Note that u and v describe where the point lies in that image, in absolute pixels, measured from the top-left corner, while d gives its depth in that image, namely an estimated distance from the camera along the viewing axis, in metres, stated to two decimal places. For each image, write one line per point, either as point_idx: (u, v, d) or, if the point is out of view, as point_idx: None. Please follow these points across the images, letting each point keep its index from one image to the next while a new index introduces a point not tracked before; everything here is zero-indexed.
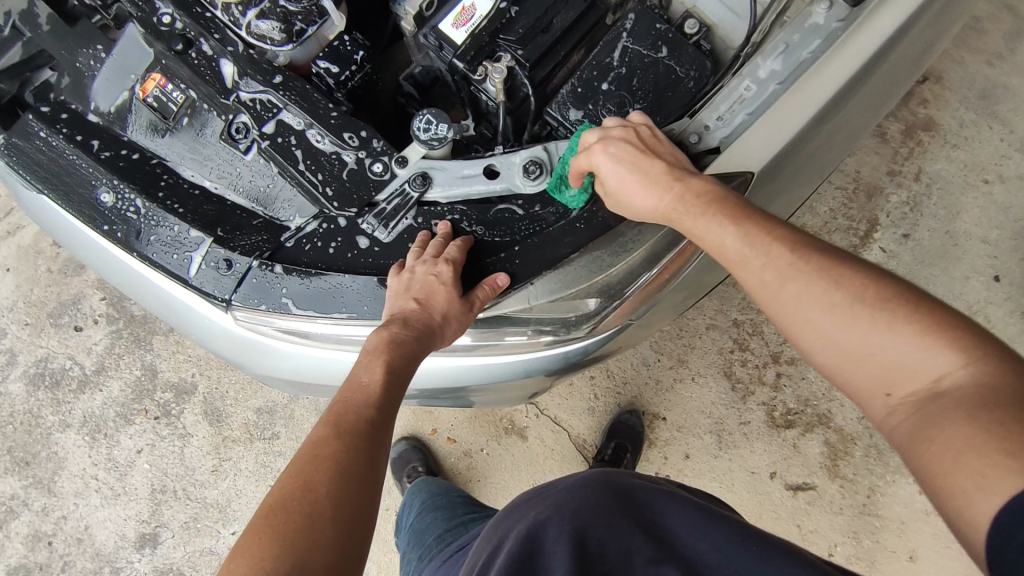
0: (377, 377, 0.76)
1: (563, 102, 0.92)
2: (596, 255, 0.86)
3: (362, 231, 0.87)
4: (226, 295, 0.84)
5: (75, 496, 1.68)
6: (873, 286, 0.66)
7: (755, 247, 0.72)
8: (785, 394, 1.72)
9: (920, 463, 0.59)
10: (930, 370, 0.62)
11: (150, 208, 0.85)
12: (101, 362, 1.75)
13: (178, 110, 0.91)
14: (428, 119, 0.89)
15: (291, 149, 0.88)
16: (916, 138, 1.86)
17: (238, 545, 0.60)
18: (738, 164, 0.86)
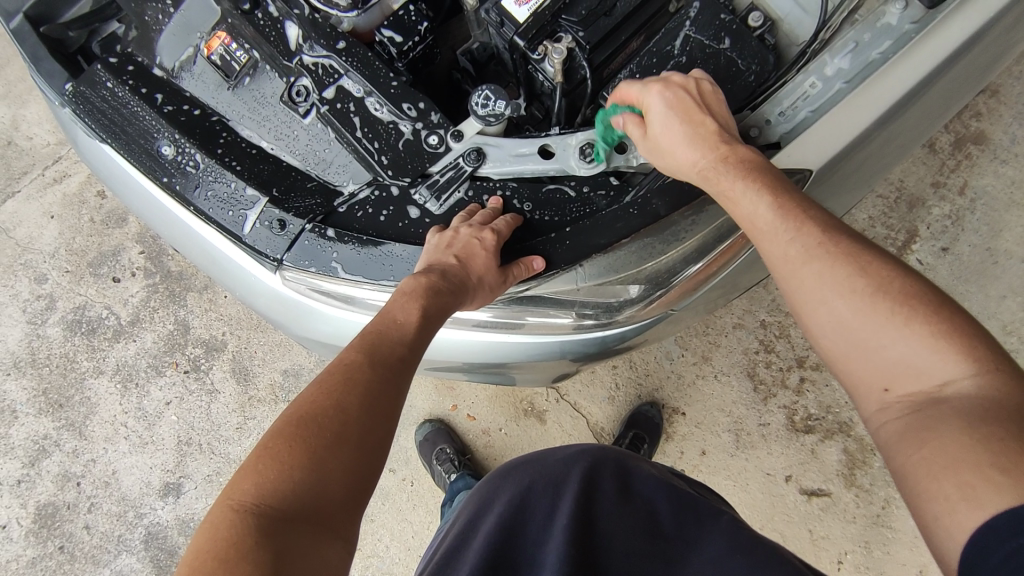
0: (412, 317, 0.78)
1: (621, 87, 0.93)
2: (647, 242, 0.87)
3: (414, 202, 0.88)
4: (277, 255, 0.86)
5: (105, 441, 1.73)
6: (897, 282, 0.68)
7: (786, 227, 0.74)
8: (807, 399, 1.72)
9: (904, 465, 0.62)
10: (934, 374, 0.64)
11: (209, 164, 0.87)
12: (137, 313, 1.80)
13: (241, 69, 0.92)
14: (486, 95, 0.89)
15: (349, 115, 0.89)
16: (965, 150, 1.82)
17: (265, 450, 0.64)
18: (798, 161, 0.85)
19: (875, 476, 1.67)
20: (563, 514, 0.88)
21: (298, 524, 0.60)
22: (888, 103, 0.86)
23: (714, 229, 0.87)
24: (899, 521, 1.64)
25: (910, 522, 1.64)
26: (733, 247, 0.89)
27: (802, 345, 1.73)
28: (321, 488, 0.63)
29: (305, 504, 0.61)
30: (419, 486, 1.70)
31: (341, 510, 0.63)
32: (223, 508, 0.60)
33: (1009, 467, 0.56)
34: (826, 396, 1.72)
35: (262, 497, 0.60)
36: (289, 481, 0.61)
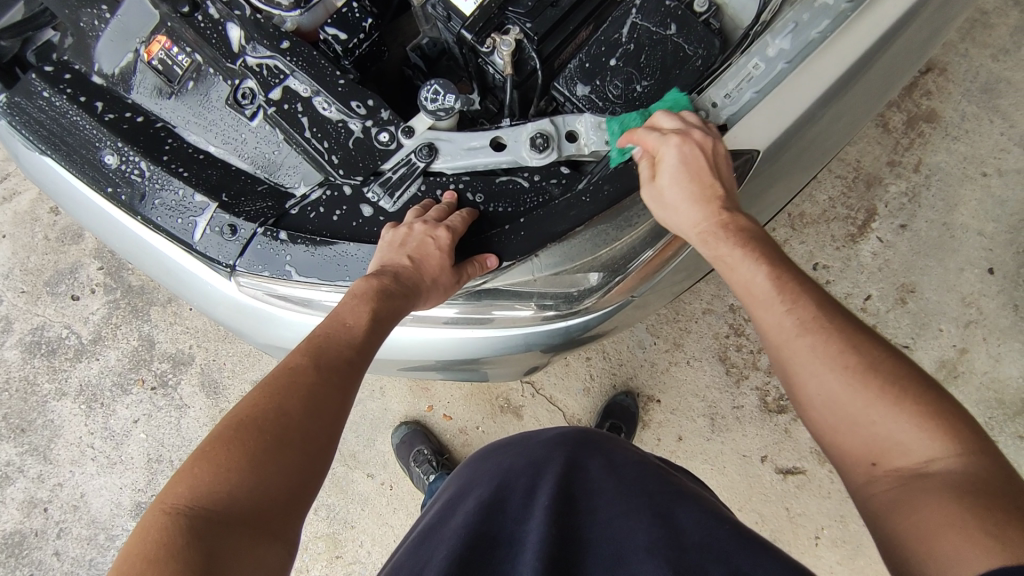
0: (362, 321, 0.77)
1: (571, 77, 0.92)
2: (602, 229, 0.87)
3: (367, 200, 0.87)
4: (230, 261, 0.84)
5: (71, 464, 1.68)
6: (888, 358, 0.69)
7: (777, 296, 0.73)
8: (778, 379, 1.74)
9: (893, 535, 0.62)
10: (920, 452, 0.64)
11: (155, 171, 0.85)
12: (98, 331, 1.75)
13: (184, 74, 0.90)
14: (435, 89, 0.89)
15: (297, 116, 0.88)
16: (917, 129, 1.87)
17: (203, 451, 0.64)
18: (743, 143, 0.86)
19: None
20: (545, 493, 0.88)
21: (232, 525, 0.60)
22: (830, 80, 0.87)
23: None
24: None
25: None
26: None
27: None
28: (259, 490, 0.63)
29: (242, 509, 0.61)
30: (399, 489, 1.68)
31: (279, 513, 0.63)
32: (155, 510, 0.60)
33: (1001, 537, 0.57)
34: None
35: (196, 499, 0.60)
36: (226, 483, 0.62)
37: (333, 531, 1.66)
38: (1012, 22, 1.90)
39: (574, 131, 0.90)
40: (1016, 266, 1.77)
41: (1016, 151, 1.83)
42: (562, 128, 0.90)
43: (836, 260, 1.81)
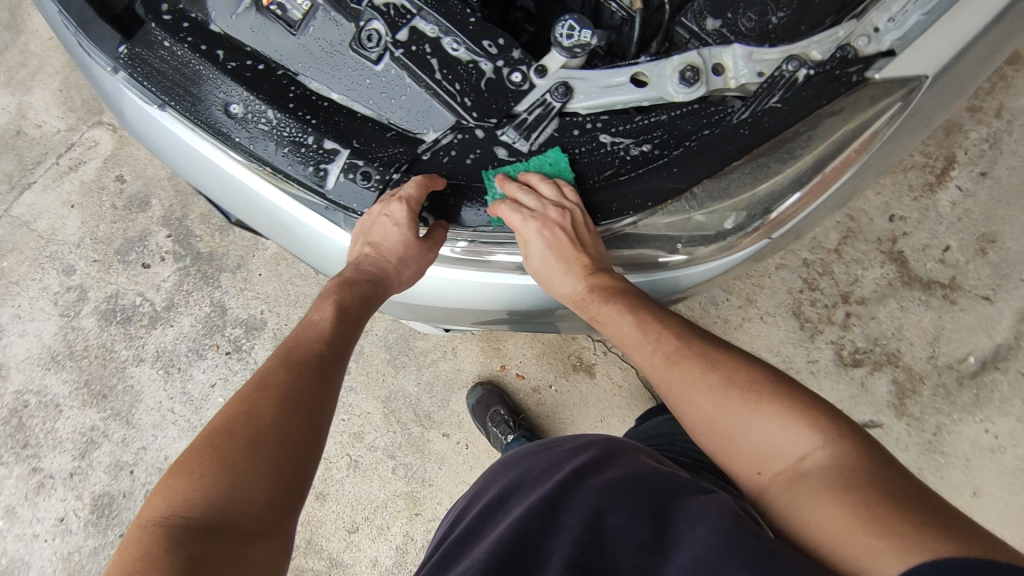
0: (327, 315, 0.88)
1: (700, 11, 0.91)
2: (761, 162, 0.85)
3: (501, 142, 0.86)
4: (366, 209, 0.84)
5: (153, 428, 1.72)
6: (739, 372, 0.82)
7: (650, 335, 0.87)
8: (853, 333, 1.73)
9: (798, 532, 0.71)
10: (797, 450, 0.75)
11: (282, 120, 0.83)
12: (171, 298, 1.77)
13: (304, 18, 0.87)
14: (571, 25, 0.86)
15: (427, 57, 0.86)
16: (999, 72, 1.80)
17: (181, 464, 0.71)
18: (910, 69, 0.82)
19: (926, 404, 1.70)
20: (573, 512, 0.81)
21: (213, 527, 0.66)
22: (991, 10, 0.84)
23: (833, 142, 0.84)
24: (951, 446, 1.69)
25: (961, 446, 1.68)
26: (849, 161, 0.85)
27: (845, 281, 1.74)
28: (237, 493, 0.69)
29: (224, 509, 0.67)
30: (475, 448, 1.70)
31: (260, 511, 0.69)
32: (135, 526, 0.65)
33: (880, 519, 0.65)
34: (872, 329, 1.73)
35: (171, 509, 0.66)
36: (203, 487, 0.68)
37: (412, 489, 1.68)
38: None
39: (720, 63, 0.88)
40: None
41: None
42: (708, 60, 0.88)
43: (913, 212, 1.76)
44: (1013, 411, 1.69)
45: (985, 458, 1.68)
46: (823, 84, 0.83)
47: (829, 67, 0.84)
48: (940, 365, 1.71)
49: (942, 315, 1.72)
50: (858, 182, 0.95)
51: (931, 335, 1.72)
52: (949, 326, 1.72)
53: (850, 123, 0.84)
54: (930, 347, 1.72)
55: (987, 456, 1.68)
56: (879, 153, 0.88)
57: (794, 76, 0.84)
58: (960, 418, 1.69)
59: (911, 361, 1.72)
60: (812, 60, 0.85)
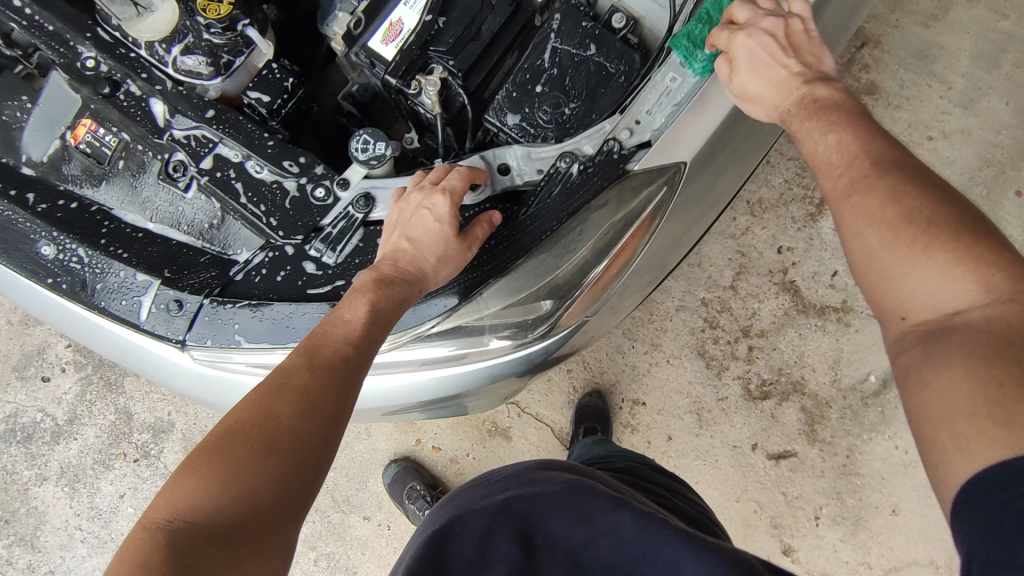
0: (358, 316, 0.80)
1: (500, 109, 0.93)
2: (541, 258, 0.90)
3: (310, 256, 0.87)
4: (180, 336, 0.85)
5: (61, 549, 1.66)
6: (933, 209, 0.68)
7: (841, 156, 0.75)
8: (758, 366, 1.76)
9: (916, 406, 0.64)
10: (948, 304, 0.65)
11: (93, 256, 0.86)
12: (73, 410, 1.72)
13: (112, 154, 0.90)
14: (365, 139, 0.89)
15: (230, 182, 0.88)
16: None
17: (193, 461, 0.69)
18: (666, 158, 0.89)
19: (836, 428, 1.73)
20: (505, 541, 0.85)
21: (211, 535, 0.64)
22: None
23: (599, 236, 0.89)
24: (865, 466, 1.71)
25: (875, 465, 1.71)
26: (625, 249, 0.90)
27: (743, 316, 1.77)
28: (242, 500, 0.67)
29: (225, 516, 0.65)
30: (397, 528, 1.68)
31: (261, 518, 0.66)
32: (142, 525, 0.66)
33: (1002, 417, 0.57)
34: (775, 360, 1.76)
35: (178, 512, 0.66)
36: (206, 494, 0.66)
37: None
38: None
39: (506, 164, 0.93)
40: None
41: (958, 111, 1.82)
42: (494, 162, 0.93)
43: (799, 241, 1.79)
44: None
45: (899, 475, 1.70)
46: (598, 175, 0.90)
47: (599, 160, 0.90)
48: (844, 388, 1.74)
49: (838, 337, 1.75)
50: (647, 275, 0.98)
51: (832, 359, 1.75)
52: (848, 348, 1.75)
53: (619, 215, 0.89)
54: (832, 371, 1.75)
55: (902, 472, 1.70)
56: (654, 246, 0.93)
57: (568, 172, 0.90)
58: (870, 437, 1.72)
59: (816, 387, 1.75)
60: (585, 155, 0.91)
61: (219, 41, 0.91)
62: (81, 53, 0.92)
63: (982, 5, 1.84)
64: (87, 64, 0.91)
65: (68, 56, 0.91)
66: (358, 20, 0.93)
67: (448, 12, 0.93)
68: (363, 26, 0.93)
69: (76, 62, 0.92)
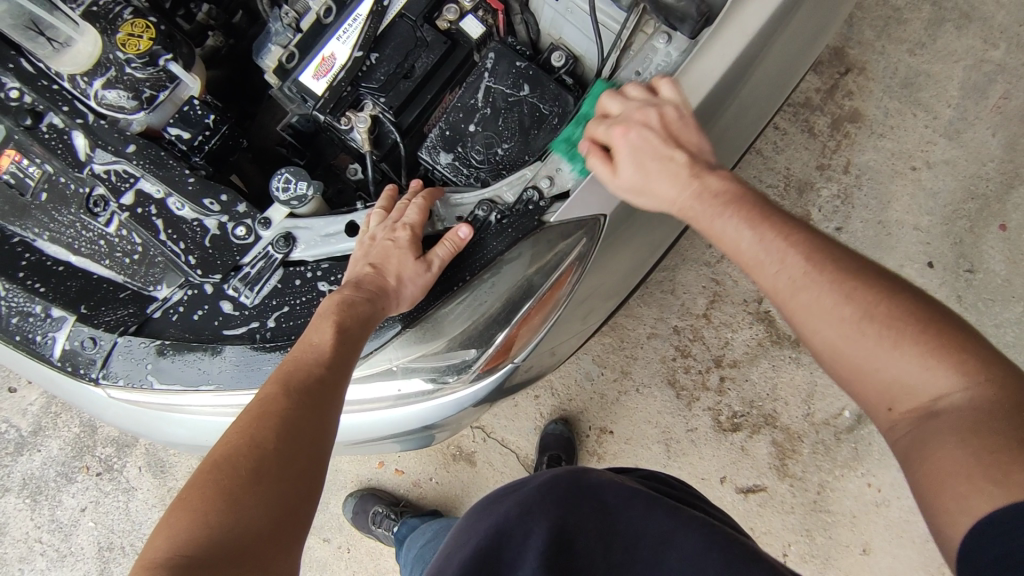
0: (328, 337, 0.80)
1: (433, 146, 0.94)
2: (451, 309, 0.91)
3: (226, 296, 0.87)
4: (93, 373, 0.88)
5: (20, 561, 1.66)
6: (886, 301, 0.65)
7: (767, 253, 0.71)
8: (730, 397, 1.73)
9: (921, 480, 0.62)
10: (930, 390, 0.62)
11: (9, 289, 0.88)
12: (38, 422, 1.72)
13: (36, 185, 0.91)
14: (285, 178, 0.90)
15: (151, 218, 0.89)
16: (842, 130, 1.76)
17: (179, 499, 0.65)
18: (581, 212, 0.87)
19: (807, 463, 1.69)
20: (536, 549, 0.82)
21: (218, 565, 0.61)
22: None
23: (513, 289, 0.90)
24: (836, 503, 1.67)
25: (846, 503, 1.67)
26: (548, 299, 0.90)
27: (715, 345, 1.74)
28: (243, 530, 0.64)
29: (229, 547, 0.62)
30: (357, 550, 1.68)
31: (264, 543, 0.64)
32: (139, 570, 0.60)
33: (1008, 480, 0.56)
34: (747, 391, 1.73)
35: (176, 550, 0.61)
36: (205, 528, 0.62)
37: None
38: (926, 16, 1.76)
39: None
40: (955, 257, 1.68)
41: (944, 142, 1.72)
42: None
43: None
44: (893, 461, 1.67)
45: (871, 513, 1.66)
46: (513, 228, 0.89)
47: (518, 211, 0.89)
48: (816, 422, 1.70)
49: (812, 370, 1.71)
50: (572, 321, 0.99)
51: (805, 392, 1.72)
52: (821, 381, 1.71)
53: (532, 268, 0.90)
54: (805, 405, 1.71)
55: (874, 511, 1.66)
56: (571, 298, 0.93)
57: (486, 221, 0.90)
58: (841, 474, 1.68)
59: (788, 421, 1.71)
60: (504, 203, 0.90)
61: (140, 76, 0.90)
62: (5, 83, 0.92)
63: (972, 32, 1.74)
64: (11, 95, 0.92)
65: None
66: (290, 54, 0.97)
67: (380, 50, 0.96)
68: (295, 61, 0.97)
69: (0, 93, 0.92)
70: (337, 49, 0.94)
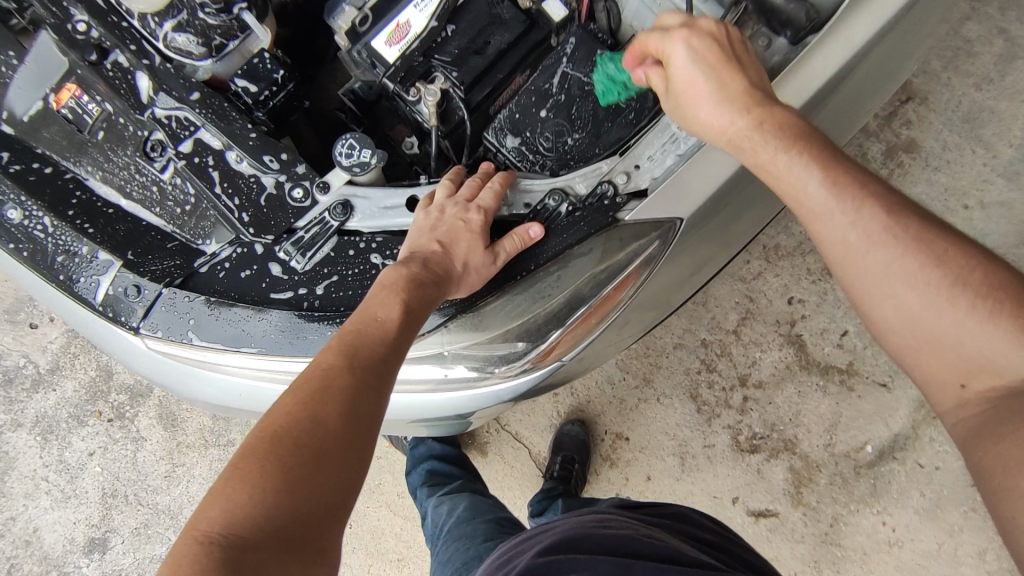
0: (393, 314, 0.78)
1: (501, 128, 0.93)
2: (515, 301, 0.88)
3: (277, 258, 0.86)
4: (134, 322, 0.87)
5: (24, 498, 1.66)
6: (975, 268, 0.63)
7: (841, 204, 0.68)
8: (751, 418, 1.69)
9: (981, 471, 0.59)
10: (1016, 370, 0.60)
11: (58, 227, 0.87)
12: (56, 360, 1.71)
13: (94, 124, 0.89)
14: (350, 144, 0.88)
15: (207, 169, 0.87)
16: (896, 159, 1.71)
17: (235, 472, 0.64)
18: (660, 211, 0.86)
19: (823, 494, 1.66)
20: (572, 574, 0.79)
21: (269, 545, 0.60)
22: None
23: (579, 284, 0.87)
24: (848, 538, 1.64)
25: (858, 539, 1.64)
26: (608, 300, 0.88)
27: (743, 362, 1.71)
28: (295, 509, 0.63)
29: (278, 528, 0.61)
30: (358, 527, 1.67)
31: (314, 525, 0.63)
32: (189, 539, 0.60)
33: None
34: (770, 414, 1.70)
35: (230, 525, 0.61)
36: (260, 506, 0.62)
37: None
38: (997, 51, 1.70)
39: None
40: None
41: (1001, 182, 1.66)
42: None
43: (812, 294, 1.71)
44: (911, 502, 1.62)
45: (882, 553, 1.63)
46: (586, 221, 0.88)
47: (590, 203, 0.88)
48: (838, 453, 1.67)
49: (839, 400, 1.68)
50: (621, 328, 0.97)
51: (828, 422, 1.68)
52: (847, 413, 1.67)
53: (599, 267, 0.87)
54: (827, 435, 1.68)
55: (886, 550, 1.63)
56: (631, 302, 0.91)
57: (556, 210, 0.89)
58: (857, 509, 1.65)
59: (809, 449, 1.68)
60: (576, 194, 0.89)
61: (212, 22, 0.87)
62: (73, 14, 0.89)
63: None
64: (77, 27, 0.89)
65: (59, 16, 0.89)
66: (364, 16, 0.93)
67: (456, 23, 0.93)
68: (368, 24, 0.93)
69: (67, 24, 0.89)
70: (415, 17, 0.90)
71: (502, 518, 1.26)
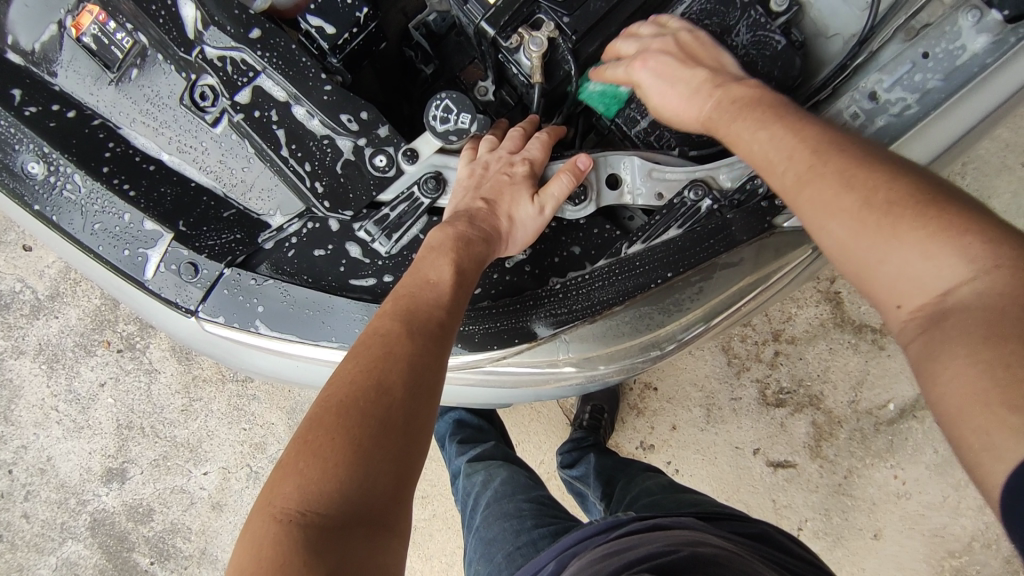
0: (446, 276, 0.71)
1: (610, 85, 0.87)
2: (645, 312, 0.82)
3: (357, 237, 0.84)
4: (191, 305, 0.84)
5: (35, 426, 1.61)
6: (885, 186, 0.55)
7: (778, 151, 0.63)
8: (780, 372, 1.57)
9: (939, 412, 0.49)
10: (938, 283, 0.51)
11: (94, 187, 0.84)
12: (55, 287, 1.60)
13: (125, 58, 0.85)
14: (446, 106, 0.82)
15: (272, 128, 0.83)
16: None
17: (302, 446, 0.56)
18: None
19: (841, 447, 1.55)
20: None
21: (348, 525, 0.52)
22: (966, 124, 0.80)
23: (722, 296, 0.83)
24: (859, 488, 1.54)
25: (869, 490, 1.54)
26: (741, 311, 0.85)
27: (778, 318, 1.57)
28: (369, 483, 0.55)
29: (356, 505, 0.53)
30: None
31: (391, 500, 0.55)
32: (266, 520, 0.53)
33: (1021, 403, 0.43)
34: (799, 369, 1.57)
35: (306, 501, 0.53)
36: (335, 483, 0.53)
37: None
38: None
39: (618, 176, 0.83)
40: None
41: None
42: (605, 170, 0.83)
43: None
44: (923, 458, 1.52)
45: (890, 503, 1.53)
46: (739, 225, 0.80)
47: (737, 200, 0.80)
48: (862, 409, 1.54)
49: (870, 359, 1.54)
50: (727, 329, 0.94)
51: (855, 379, 1.55)
52: (875, 371, 1.54)
53: (744, 279, 0.82)
54: (853, 392, 1.55)
55: (894, 501, 1.53)
56: (750, 312, 0.88)
57: (696, 206, 0.80)
58: (872, 462, 1.54)
59: (833, 404, 1.56)
60: (719, 187, 0.81)
61: None
62: None
63: None
64: None
65: None
66: None
67: None
68: None
69: None
70: None
71: (542, 495, 1.16)
